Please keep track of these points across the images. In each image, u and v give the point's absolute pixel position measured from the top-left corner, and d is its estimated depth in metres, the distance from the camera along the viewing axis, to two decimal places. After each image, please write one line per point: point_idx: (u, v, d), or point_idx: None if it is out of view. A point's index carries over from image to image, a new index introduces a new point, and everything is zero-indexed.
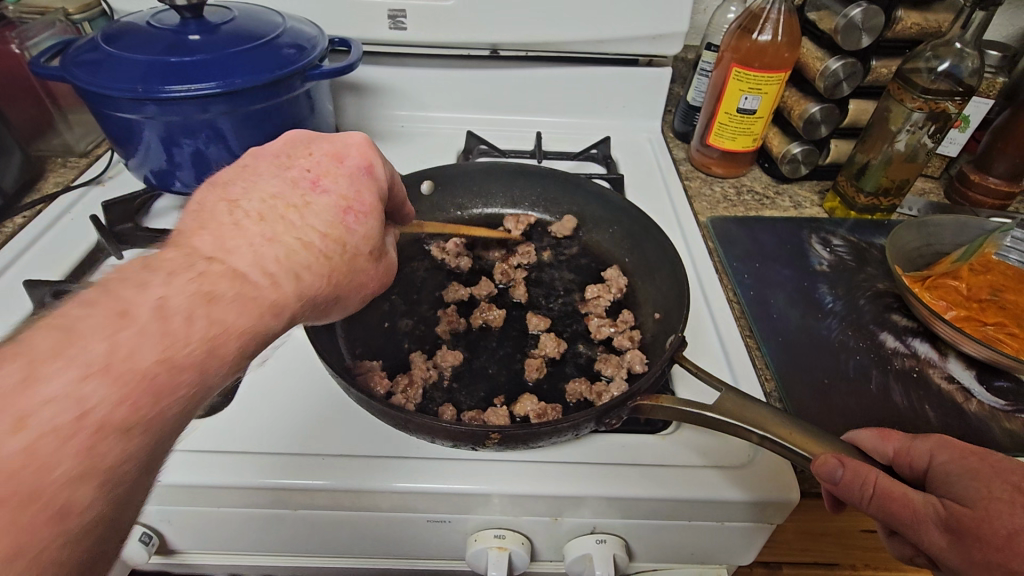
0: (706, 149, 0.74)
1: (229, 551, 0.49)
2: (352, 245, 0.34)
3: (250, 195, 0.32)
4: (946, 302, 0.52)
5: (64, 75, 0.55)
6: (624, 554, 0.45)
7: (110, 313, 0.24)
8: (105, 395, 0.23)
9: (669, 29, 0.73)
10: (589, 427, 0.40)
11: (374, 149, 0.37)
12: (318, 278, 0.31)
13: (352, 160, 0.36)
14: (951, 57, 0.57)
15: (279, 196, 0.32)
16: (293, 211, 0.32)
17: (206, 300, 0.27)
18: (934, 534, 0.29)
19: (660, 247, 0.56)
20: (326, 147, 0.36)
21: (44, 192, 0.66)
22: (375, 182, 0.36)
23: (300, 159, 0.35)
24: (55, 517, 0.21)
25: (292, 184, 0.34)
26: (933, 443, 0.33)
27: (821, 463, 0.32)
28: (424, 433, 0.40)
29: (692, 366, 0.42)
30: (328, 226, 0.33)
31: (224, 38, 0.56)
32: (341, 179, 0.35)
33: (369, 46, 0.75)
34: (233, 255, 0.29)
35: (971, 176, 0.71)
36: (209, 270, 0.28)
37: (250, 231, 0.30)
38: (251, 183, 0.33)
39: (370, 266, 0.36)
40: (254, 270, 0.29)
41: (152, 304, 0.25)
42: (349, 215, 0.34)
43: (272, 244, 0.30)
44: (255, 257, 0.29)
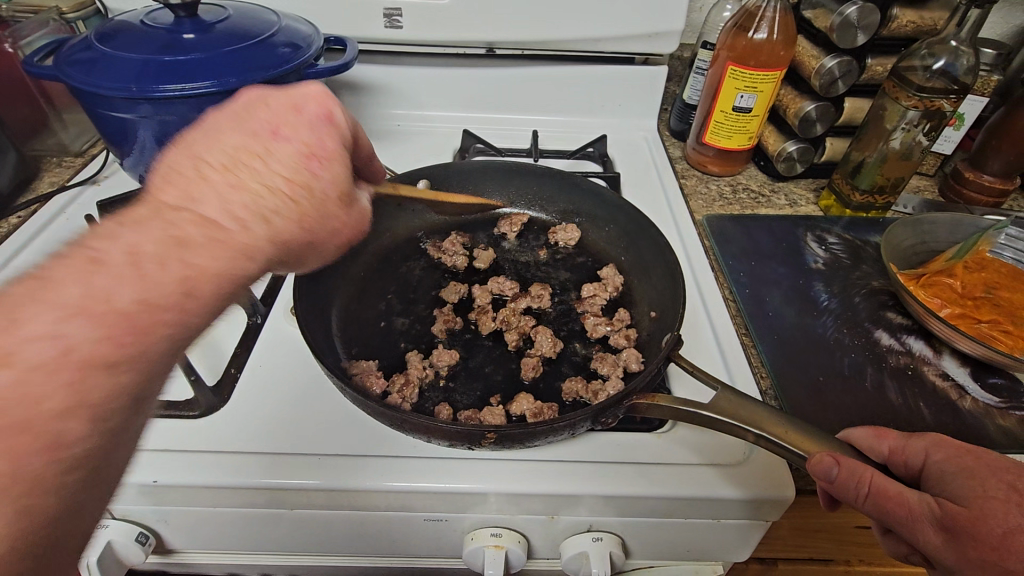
0: (702, 147, 0.74)
1: (226, 551, 0.49)
2: (319, 191, 0.31)
3: (207, 147, 0.29)
4: (940, 300, 0.52)
5: (58, 75, 0.54)
6: (620, 552, 0.46)
7: (82, 261, 0.23)
8: (87, 336, 0.22)
9: (665, 28, 0.73)
10: (585, 426, 0.40)
11: (335, 98, 0.34)
12: (292, 224, 0.30)
13: (312, 108, 0.33)
14: (946, 54, 0.57)
15: (240, 147, 0.30)
16: (254, 159, 0.29)
17: (177, 245, 0.25)
18: (929, 533, 0.29)
19: (656, 246, 0.56)
20: (283, 96, 0.32)
21: (39, 192, 0.66)
22: (339, 130, 0.33)
23: (257, 109, 0.32)
24: (47, 447, 0.21)
25: (252, 135, 0.31)
26: (929, 442, 0.33)
27: (816, 462, 0.32)
28: (421, 432, 0.40)
29: (687, 365, 0.42)
30: (292, 173, 0.30)
31: (219, 37, 0.56)
32: (302, 128, 0.31)
33: (365, 45, 0.75)
34: (200, 203, 0.27)
35: (966, 173, 0.71)
36: (179, 219, 0.26)
37: (214, 182, 0.28)
38: (209, 138, 0.30)
39: (343, 212, 0.33)
40: (223, 217, 0.27)
41: (123, 249, 0.24)
42: (313, 161, 0.31)
43: (239, 191, 0.28)
44: (223, 204, 0.28)
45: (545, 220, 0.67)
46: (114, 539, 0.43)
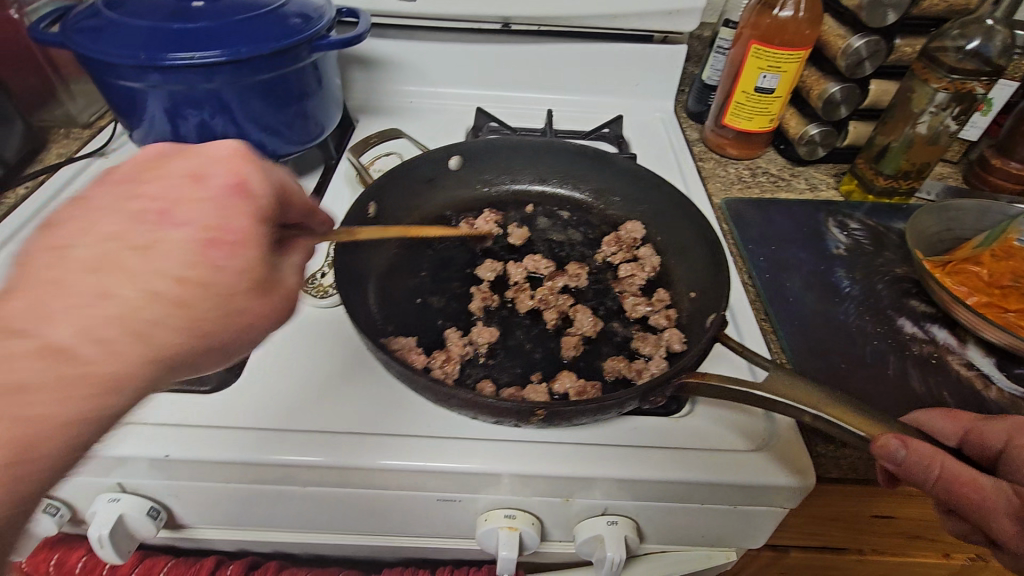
0: (721, 129, 0.73)
1: (237, 527, 0.48)
2: (219, 285, 0.28)
3: (80, 236, 0.27)
4: (967, 288, 0.51)
5: (64, 42, 0.53)
6: (635, 536, 0.45)
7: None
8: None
9: (686, 4, 0.71)
10: (632, 405, 0.39)
11: (248, 158, 0.31)
12: (175, 330, 0.27)
13: (218, 178, 0.29)
14: (980, 35, 0.55)
15: (122, 235, 0.27)
16: (136, 253, 0.26)
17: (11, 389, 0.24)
18: (1002, 521, 0.28)
19: (698, 230, 0.54)
20: (191, 164, 0.30)
21: (46, 163, 0.65)
22: (252, 201, 0.29)
23: (155, 180, 0.29)
24: None
25: (137, 218, 0.28)
26: (1010, 425, 0.31)
27: (882, 445, 0.31)
28: (467, 409, 0.39)
29: (735, 345, 0.41)
30: (186, 269, 0.27)
31: (229, 6, 0.55)
32: (203, 205, 0.28)
33: (377, 18, 0.73)
34: (52, 323, 0.25)
35: (993, 160, 0.70)
36: (15, 348, 0.24)
37: (78, 290, 0.25)
38: (82, 218, 0.28)
39: (255, 300, 0.30)
40: (80, 343, 0.25)
41: None
42: (212, 249, 0.28)
43: (104, 303, 0.25)
44: (80, 326, 0.25)
45: (578, 199, 0.65)
46: (125, 512, 0.43)
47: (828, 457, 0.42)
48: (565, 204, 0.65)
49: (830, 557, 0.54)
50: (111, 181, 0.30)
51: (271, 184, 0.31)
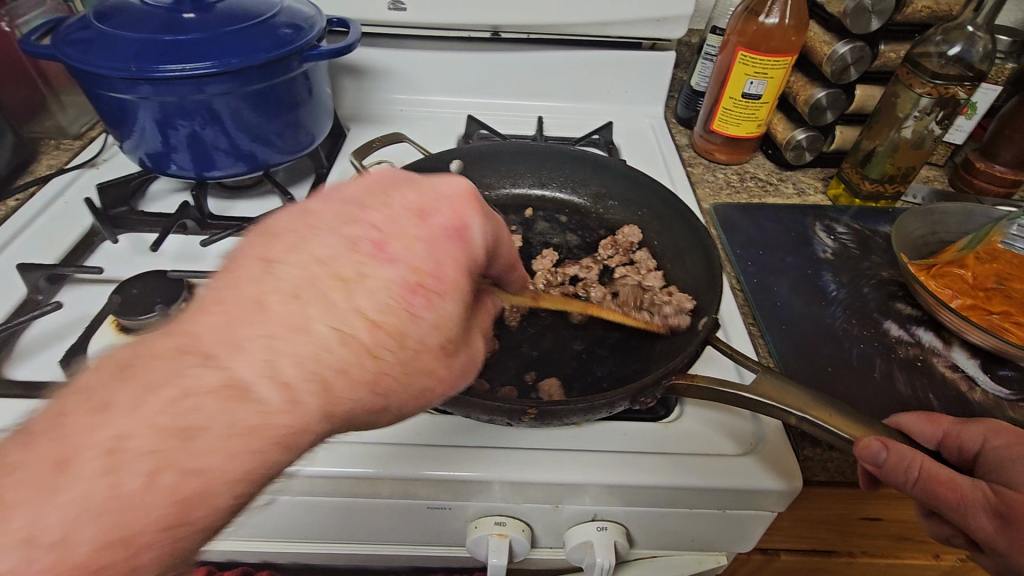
0: (710, 134, 0.73)
1: (229, 538, 0.48)
2: (414, 339, 0.26)
3: (290, 253, 0.25)
4: (951, 291, 0.52)
5: (55, 54, 0.53)
6: (625, 541, 0.45)
7: (47, 466, 0.21)
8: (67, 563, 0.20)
9: (673, 12, 0.72)
10: (623, 405, 0.39)
11: (477, 203, 0.29)
12: (355, 386, 0.25)
13: (441, 217, 0.27)
14: (962, 41, 0.56)
15: (327, 260, 0.25)
16: (340, 284, 0.25)
17: (182, 437, 0.22)
18: (980, 518, 0.29)
19: (693, 231, 0.54)
20: (416, 195, 0.28)
21: (36, 174, 0.65)
22: (467, 249, 0.28)
23: (378, 206, 0.27)
24: None
25: (351, 245, 0.26)
26: (985, 428, 0.32)
27: (864, 447, 0.31)
28: (459, 408, 0.39)
29: (725, 347, 0.41)
30: (384, 314, 0.25)
31: (220, 17, 0.55)
32: (419, 244, 0.26)
33: (367, 28, 0.74)
34: (238, 356, 0.23)
35: (977, 163, 0.70)
36: (202, 384, 0.22)
37: (272, 316, 0.24)
38: (376, 215, 0.27)
39: (439, 361, 0.28)
40: (261, 382, 0.23)
41: (107, 443, 0.21)
42: (418, 295, 0.26)
43: (297, 338, 0.23)
44: (260, 366, 0.23)
45: (576, 203, 0.65)
46: None
47: (815, 460, 0.43)
48: (563, 208, 0.64)
49: (820, 560, 0.54)
50: (334, 200, 0.28)
51: (488, 236, 0.29)
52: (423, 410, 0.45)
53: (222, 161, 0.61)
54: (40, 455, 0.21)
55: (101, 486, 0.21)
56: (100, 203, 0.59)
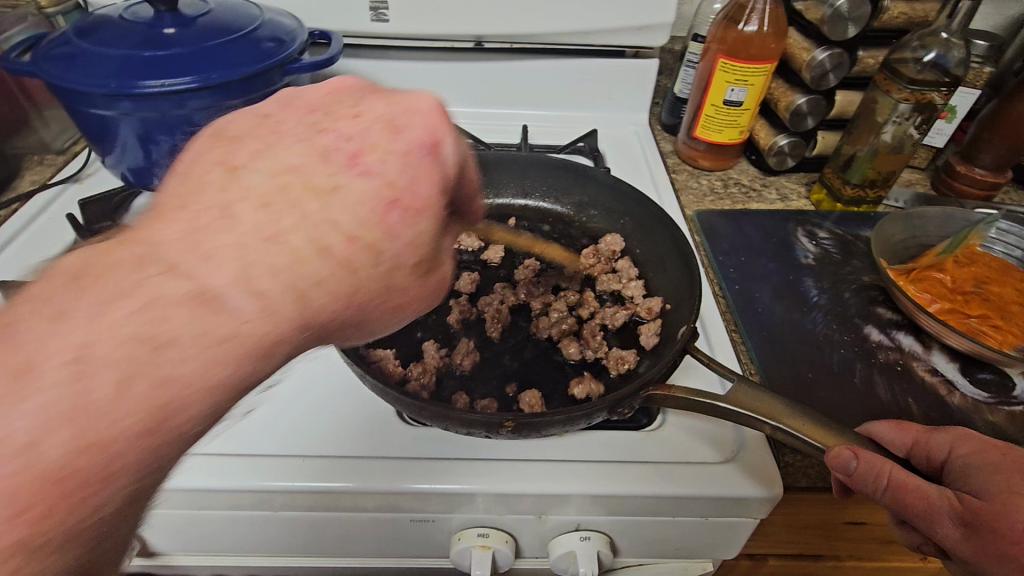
0: (693, 141, 0.74)
1: (212, 553, 0.48)
2: (388, 254, 0.26)
3: (259, 162, 0.24)
4: (931, 295, 0.52)
5: (35, 71, 0.53)
6: (609, 551, 0.46)
7: (3, 376, 0.19)
8: (21, 480, 0.19)
9: (655, 20, 0.72)
10: (601, 416, 0.39)
11: (446, 118, 0.27)
12: (332, 293, 0.24)
13: (412, 132, 0.26)
14: (938, 47, 0.57)
15: (299, 169, 0.24)
16: (309, 194, 0.24)
17: (151, 346, 0.20)
18: (947, 525, 0.29)
19: (674, 240, 0.55)
20: (386, 108, 0.27)
21: (19, 190, 0.65)
22: (439, 167, 0.27)
23: (345, 117, 0.27)
24: None
25: (323, 155, 0.25)
26: (954, 435, 0.32)
27: (834, 455, 0.32)
28: (439, 421, 0.39)
29: (703, 356, 0.41)
30: (360, 227, 0.24)
31: (201, 32, 0.55)
32: (392, 157, 0.25)
33: (351, 39, 0.74)
34: (207, 265, 0.22)
35: (958, 166, 0.71)
36: (170, 292, 0.21)
37: (244, 224, 0.23)
38: (347, 127, 0.26)
39: (412, 278, 0.27)
40: (232, 289, 0.22)
41: (70, 355, 0.20)
42: (391, 211, 0.25)
43: (272, 247, 0.23)
44: (237, 269, 0.22)
45: (560, 213, 0.65)
46: None
47: (795, 467, 0.43)
48: (547, 217, 0.65)
49: (807, 564, 0.54)
50: (300, 111, 0.27)
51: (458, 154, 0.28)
52: (406, 423, 0.45)
53: None
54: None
55: (61, 395, 0.19)
56: (83, 218, 0.59)
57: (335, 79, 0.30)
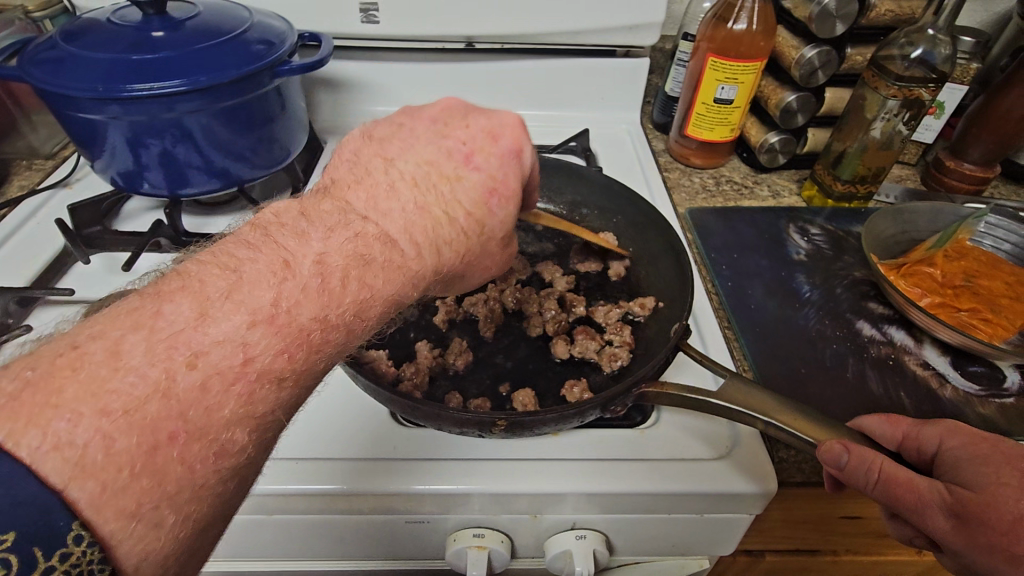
0: (685, 140, 0.74)
1: (206, 558, 0.48)
2: (488, 228, 0.36)
3: (405, 156, 0.35)
4: (920, 289, 0.53)
5: (22, 75, 0.53)
6: (605, 549, 0.45)
7: (275, 264, 0.27)
8: (274, 338, 0.25)
9: (645, 19, 0.73)
10: (594, 414, 0.39)
11: (525, 131, 0.38)
12: (456, 250, 0.34)
13: (506, 141, 0.37)
14: (924, 43, 0.57)
15: (434, 163, 0.34)
16: (444, 180, 0.34)
17: (358, 261, 0.29)
18: (937, 518, 0.29)
19: (666, 238, 0.55)
20: (487, 123, 0.37)
21: (8, 195, 0.64)
22: (521, 168, 0.37)
23: (459, 126, 0.37)
24: (217, 453, 0.23)
25: (448, 154, 0.35)
26: (944, 429, 0.32)
27: (826, 450, 0.32)
28: (432, 421, 0.39)
29: (696, 353, 0.41)
30: (473, 207, 0.35)
31: (190, 34, 0.55)
32: (493, 158, 0.36)
33: (341, 40, 0.74)
34: (386, 219, 0.31)
35: (947, 162, 0.71)
36: (363, 230, 0.30)
37: (403, 198, 0.32)
38: (462, 134, 0.36)
39: (497, 249, 0.39)
40: (402, 237, 0.31)
41: (311, 258, 0.28)
42: (492, 197, 0.36)
43: (426, 211, 0.32)
44: (405, 223, 0.32)
45: (552, 211, 0.65)
46: None
47: (789, 462, 0.43)
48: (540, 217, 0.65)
49: (803, 559, 0.54)
50: (423, 121, 0.37)
51: (529, 163, 0.39)
52: (400, 424, 0.44)
53: (196, 178, 0.61)
54: (267, 256, 0.27)
55: (312, 279, 0.27)
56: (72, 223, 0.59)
57: (443, 100, 0.39)
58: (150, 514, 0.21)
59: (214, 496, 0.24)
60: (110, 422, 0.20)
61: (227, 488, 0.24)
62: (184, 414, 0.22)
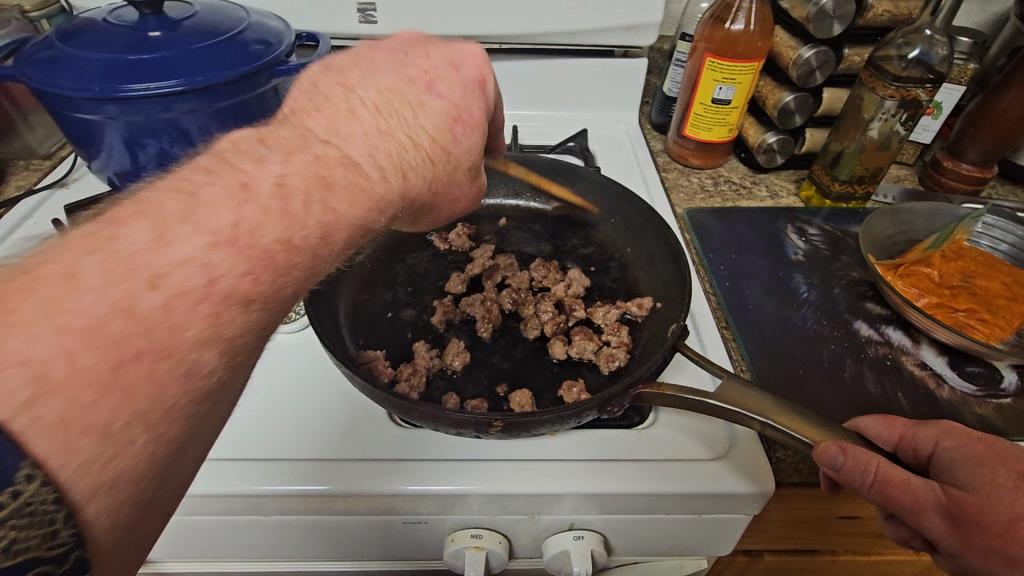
0: (682, 140, 0.74)
1: (203, 559, 0.48)
2: (455, 156, 0.36)
3: (365, 83, 0.33)
4: (918, 290, 0.53)
5: (19, 74, 0.53)
6: (603, 549, 0.45)
7: (234, 188, 0.25)
8: (238, 260, 0.23)
9: (643, 19, 0.73)
10: (591, 415, 0.39)
11: (489, 64, 0.38)
12: (426, 176, 0.33)
13: (468, 71, 0.37)
14: (922, 44, 0.57)
15: (396, 90, 0.34)
16: (409, 106, 0.33)
17: (323, 184, 0.27)
18: (933, 519, 0.29)
19: (664, 239, 0.55)
20: (448, 53, 0.36)
21: (5, 196, 0.64)
22: (484, 99, 0.37)
23: (420, 56, 0.36)
24: (186, 373, 0.21)
25: (410, 81, 0.35)
26: (940, 430, 0.32)
27: (822, 452, 0.31)
28: (429, 422, 0.39)
29: (693, 354, 0.41)
30: (438, 133, 0.34)
31: (187, 34, 0.55)
32: (455, 88, 0.36)
33: (339, 40, 0.74)
34: (346, 142, 0.30)
35: (944, 162, 0.72)
36: (325, 155, 0.29)
37: (365, 122, 0.31)
38: (422, 62, 0.36)
39: (466, 182, 0.38)
40: (366, 161, 0.30)
41: (271, 181, 0.26)
42: (457, 126, 0.35)
43: (390, 136, 0.32)
44: (370, 146, 0.30)
45: (550, 212, 0.65)
46: None
47: (787, 463, 0.43)
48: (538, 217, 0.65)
49: (802, 559, 0.54)
50: (382, 53, 0.36)
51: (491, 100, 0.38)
52: (397, 425, 0.44)
53: None
54: (224, 181, 0.25)
55: (277, 200, 0.25)
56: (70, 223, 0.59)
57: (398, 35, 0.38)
58: (105, 449, 0.18)
59: (190, 421, 0.21)
60: (63, 340, 0.18)
61: (190, 421, 0.21)
62: (148, 329, 0.20)
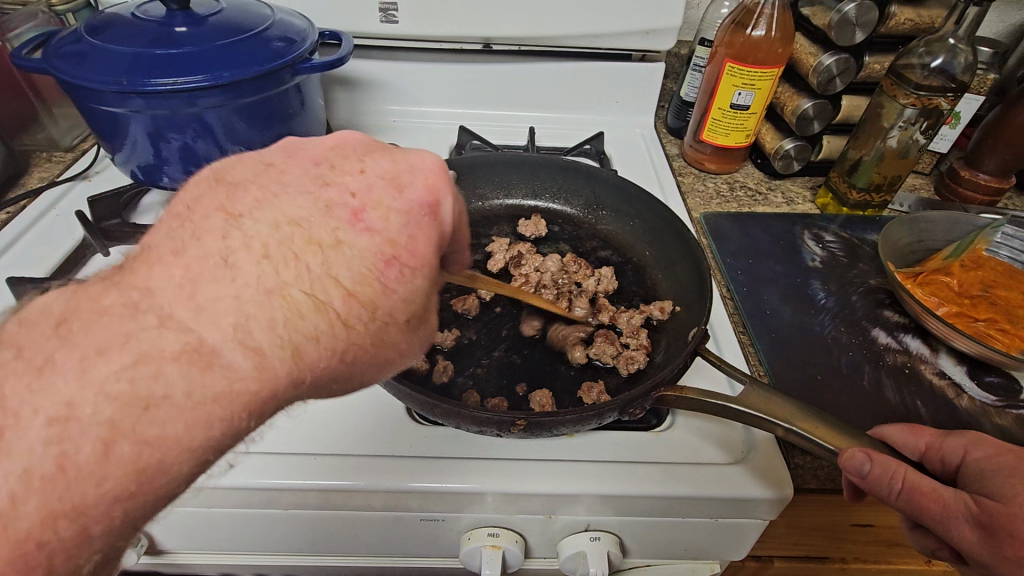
0: (699, 144, 0.74)
1: (219, 551, 0.48)
2: (384, 311, 0.27)
3: (259, 211, 0.25)
4: (937, 299, 0.53)
5: (46, 68, 0.53)
6: (618, 551, 0.45)
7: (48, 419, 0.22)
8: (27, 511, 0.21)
9: (663, 23, 0.73)
10: (612, 416, 0.39)
11: (448, 176, 0.29)
12: (324, 351, 0.26)
13: (417, 191, 0.28)
14: (944, 53, 0.57)
15: (301, 223, 0.25)
16: (314, 248, 0.25)
17: (139, 408, 0.22)
18: (963, 528, 0.29)
19: (683, 241, 0.55)
20: (391, 166, 0.28)
21: (27, 187, 0.64)
22: (438, 225, 0.28)
23: (348, 170, 0.28)
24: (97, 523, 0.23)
25: (324, 208, 0.26)
26: (968, 440, 0.33)
27: (848, 458, 0.33)
28: (451, 419, 0.39)
29: (714, 358, 0.41)
30: (356, 283, 0.26)
31: (213, 30, 0.55)
32: (395, 216, 0.27)
33: (359, 39, 0.74)
34: (202, 322, 0.23)
35: (962, 172, 0.72)
36: (160, 349, 0.23)
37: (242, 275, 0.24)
38: (348, 181, 0.27)
39: (403, 337, 0.29)
40: (228, 348, 0.23)
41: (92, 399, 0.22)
42: (392, 268, 0.27)
43: (267, 301, 0.24)
44: (227, 327, 0.23)
45: (569, 213, 0.65)
46: None
47: (805, 468, 0.43)
48: (556, 219, 0.65)
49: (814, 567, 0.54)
50: (301, 160, 0.28)
51: (454, 216, 0.30)
52: (416, 422, 0.45)
53: None
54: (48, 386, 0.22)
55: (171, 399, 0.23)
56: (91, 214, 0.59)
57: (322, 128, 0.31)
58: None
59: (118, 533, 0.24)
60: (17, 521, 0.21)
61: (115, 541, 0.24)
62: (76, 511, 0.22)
